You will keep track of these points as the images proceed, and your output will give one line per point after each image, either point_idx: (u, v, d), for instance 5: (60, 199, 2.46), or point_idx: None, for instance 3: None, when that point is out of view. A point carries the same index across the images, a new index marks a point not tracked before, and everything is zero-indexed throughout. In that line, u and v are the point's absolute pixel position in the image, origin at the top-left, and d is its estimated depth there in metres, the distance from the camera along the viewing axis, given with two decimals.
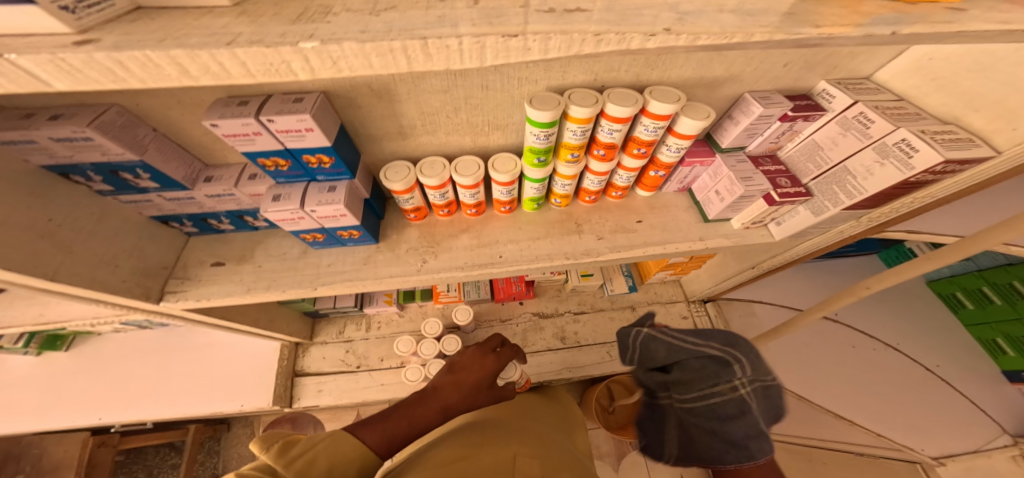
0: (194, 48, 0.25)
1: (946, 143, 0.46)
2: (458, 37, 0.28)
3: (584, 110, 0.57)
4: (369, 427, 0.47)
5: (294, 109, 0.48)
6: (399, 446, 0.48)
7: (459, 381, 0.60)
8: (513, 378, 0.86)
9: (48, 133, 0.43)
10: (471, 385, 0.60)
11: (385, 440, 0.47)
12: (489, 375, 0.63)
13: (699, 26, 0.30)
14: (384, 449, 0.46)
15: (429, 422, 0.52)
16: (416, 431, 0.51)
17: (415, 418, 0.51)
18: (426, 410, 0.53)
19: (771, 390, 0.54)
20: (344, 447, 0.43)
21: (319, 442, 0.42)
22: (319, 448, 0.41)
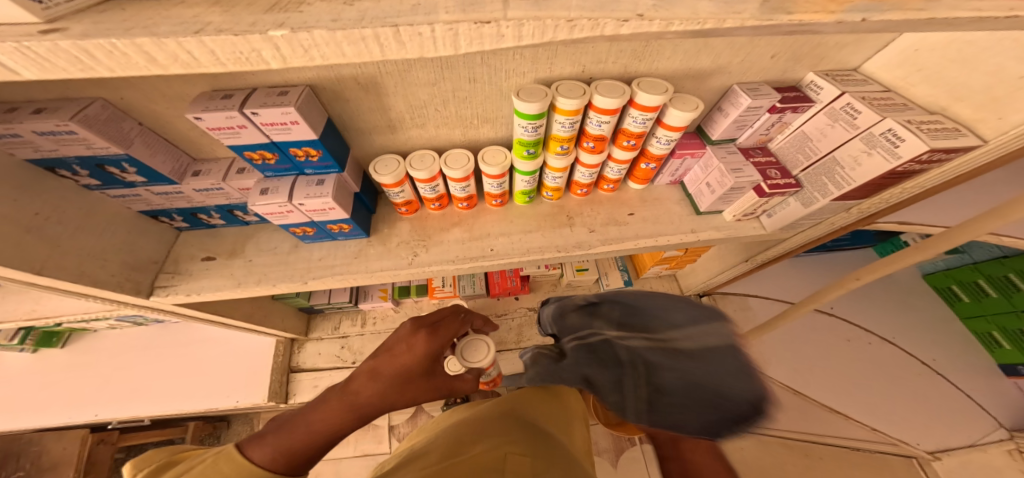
0: (161, 37, 0.25)
1: (932, 133, 0.46)
2: (431, 25, 0.28)
3: (572, 102, 0.57)
4: (260, 441, 0.36)
5: (278, 102, 0.48)
6: (299, 461, 0.37)
7: (384, 368, 0.47)
8: (480, 363, 0.57)
9: (31, 126, 0.43)
10: (399, 376, 0.46)
11: (278, 458, 0.36)
12: (423, 361, 0.48)
13: (673, 12, 0.30)
14: (281, 467, 0.35)
15: (338, 427, 0.41)
16: (321, 440, 0.39)
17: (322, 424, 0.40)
18: (333, 412, 0.41)
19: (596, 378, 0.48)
20: (224, 468, 0.34)
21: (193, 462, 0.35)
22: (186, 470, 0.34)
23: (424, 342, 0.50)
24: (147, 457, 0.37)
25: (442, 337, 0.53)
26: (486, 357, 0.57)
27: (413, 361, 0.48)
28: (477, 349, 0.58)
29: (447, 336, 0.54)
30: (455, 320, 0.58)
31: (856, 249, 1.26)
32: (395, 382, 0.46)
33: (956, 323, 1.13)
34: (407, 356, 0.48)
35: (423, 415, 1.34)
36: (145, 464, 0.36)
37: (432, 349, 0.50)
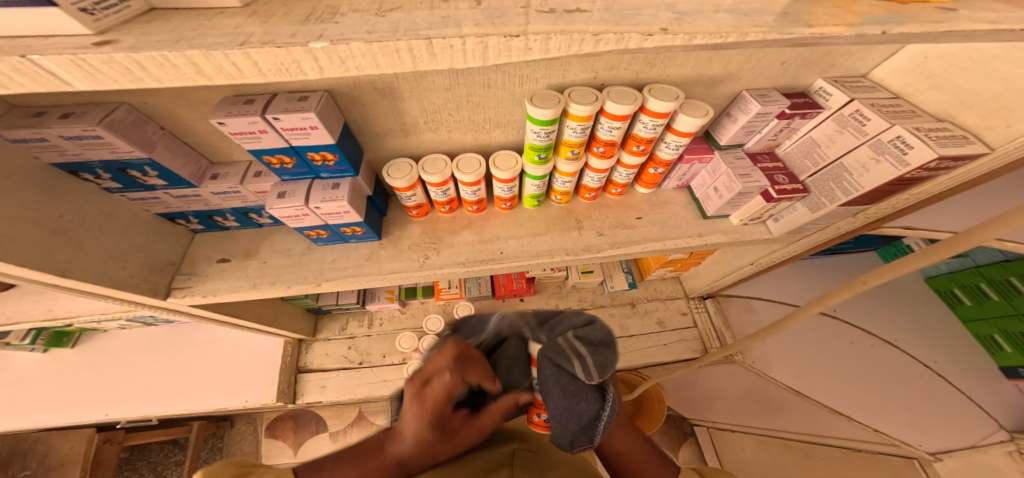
0: (209, 48, 0.26)
1: (941, 140, 0.47)
2: (462, 38, 0.29)
3: (585, 108, 0.58)
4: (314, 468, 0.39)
5: (300, 107, 0.49)
6: None
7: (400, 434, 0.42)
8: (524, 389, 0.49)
9: (58, 131, 0.44)
10: (417, 447, 0.40)
11: None
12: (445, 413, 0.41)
13: (695, 26, 0.31)
14: None
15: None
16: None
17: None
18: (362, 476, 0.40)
19: (579, 397, 0.46)
20: None
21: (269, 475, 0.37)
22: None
23: (421, 409, 0.41)
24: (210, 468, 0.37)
25: (443, 400, 0.41)
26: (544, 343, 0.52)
27: (424, 433, 0.40)
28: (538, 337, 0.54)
29: (444, 399, 0.41)
30: (454, 370, 0.43)
31: (859, 252, 1.27)
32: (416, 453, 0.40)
33: (958, 327, 1.14)
34: (416, 428, 0.40)
35: None
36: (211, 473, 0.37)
37: (435, 415, 0.41)
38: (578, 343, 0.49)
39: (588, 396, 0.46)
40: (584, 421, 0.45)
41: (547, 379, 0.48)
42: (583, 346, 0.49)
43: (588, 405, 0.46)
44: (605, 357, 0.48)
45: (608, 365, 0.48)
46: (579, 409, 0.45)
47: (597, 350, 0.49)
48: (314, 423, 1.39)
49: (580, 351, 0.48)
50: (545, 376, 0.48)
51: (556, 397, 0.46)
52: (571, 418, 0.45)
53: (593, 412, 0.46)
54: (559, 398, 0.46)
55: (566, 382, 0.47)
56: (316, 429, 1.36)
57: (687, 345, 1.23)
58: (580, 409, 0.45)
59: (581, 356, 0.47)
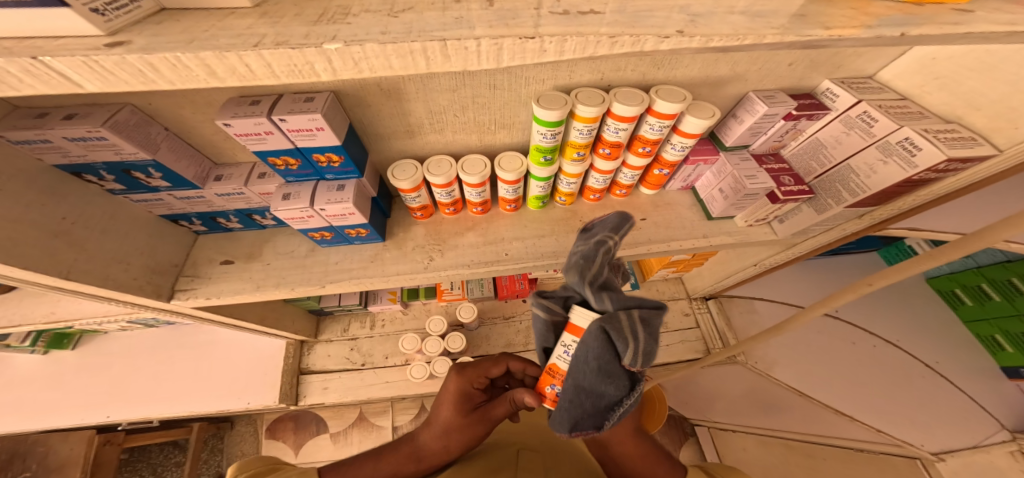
0: (223, 50, 0.25)
1: (950, 142, 0.47)
2: (477, 40, 0.29)
3: (591, 109, 0.57)
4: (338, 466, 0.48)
5: (306, 109, 0.48)
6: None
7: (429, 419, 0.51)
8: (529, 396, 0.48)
9: (62, 133, 0.44)
10: (442, 425, 0.49)
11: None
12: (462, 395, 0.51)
13: (711, 29, 0.31)
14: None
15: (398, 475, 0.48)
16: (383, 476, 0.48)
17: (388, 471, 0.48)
18: (392, 464, 0.49)
19: (608, 379, 0.39)
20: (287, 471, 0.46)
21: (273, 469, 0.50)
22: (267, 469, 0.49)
23: (454, 383, 0.51)
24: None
25: (471, 374, 0.52)
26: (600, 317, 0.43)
27: (450, 409, 0.50)
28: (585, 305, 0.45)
29: (475, 374, 0.52)
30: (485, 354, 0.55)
31: (861, 253, 1.27)
32: (441, 430, 0.49)
33: (959, 328, 1.15)
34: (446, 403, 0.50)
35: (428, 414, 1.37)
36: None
37: (464, 390, 0.51)
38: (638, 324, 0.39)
39: (620, 382, 0.40)
40: (602, 405, 0.40)
41: (589, 348, 0.39)
42: (643, 329, 0.39)
43: (615, 391, 0.40)
44: (656, 347, 0.40)
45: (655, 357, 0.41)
46: (601, 389, 0.39)
47: (654, 337, 0.39)
48: (315, 424, 1.39)
49: (639, 334, 0.38)
50: (588, 345, 0.39)
51: (586, 371, 0.39)
52: (589, 395, 0.40)
53: (612, 399, 0.40)
54: (591, 374, 0.39)
55: (607, 360, 0.39)
56: (317, 430, 1.35)
57: (689, 346, 1.24)
58: (603, 388, 0.39)
59: (637, 340, 0.38)
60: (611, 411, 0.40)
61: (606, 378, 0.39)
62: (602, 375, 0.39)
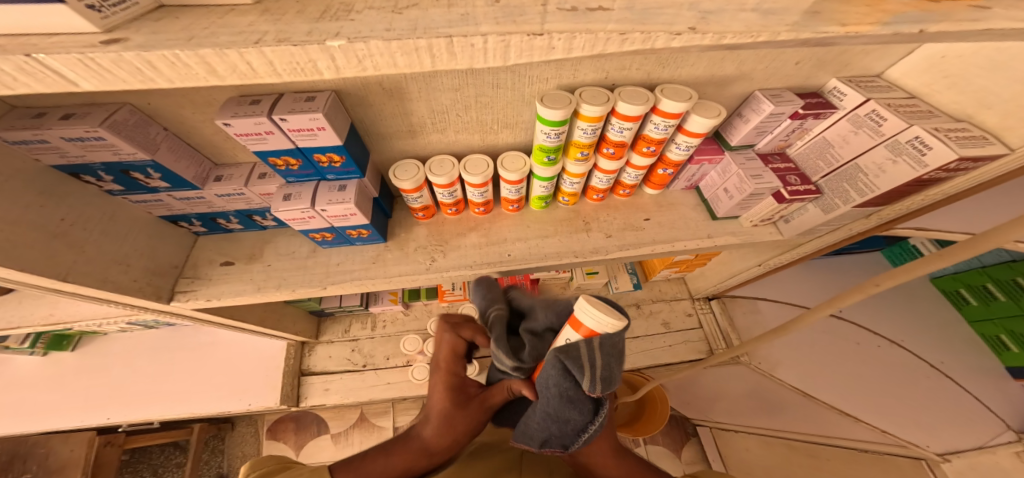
0: (223, 47, 0.25)
1: (961, 141, 0.46)
2: (483, 36, 0.28)
3: (596, 108, 0.57)
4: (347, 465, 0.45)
5: (306, 108, 0.48)
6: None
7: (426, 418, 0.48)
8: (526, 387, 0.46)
9: (59, 133, 0.43)
10: (442, 420, 0.46)
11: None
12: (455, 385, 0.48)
13: (724, 26, 0.30)
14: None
15: (410, 472, 0.46)
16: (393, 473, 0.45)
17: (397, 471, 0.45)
18: (401, 460, 0.46)
19: (572, 405, 0.40)
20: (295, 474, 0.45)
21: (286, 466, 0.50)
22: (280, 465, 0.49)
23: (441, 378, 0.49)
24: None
25: (452, 362, 0.50)
26: (619, 323, 0.37)
27: (443, 404, 0.47)
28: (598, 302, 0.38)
29: (455, 363, 0.50)
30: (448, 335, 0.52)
31: (865, 252, 1.27)
32: (441, 426, 0.46)
33: (964, 328, 1.14)
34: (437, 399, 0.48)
35: None
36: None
37: (452, 383, 0.48)
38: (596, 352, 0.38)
39: (584, 407, 0.41)
40: (568, 429, 0.42)
41: (549, 377, 0.40)
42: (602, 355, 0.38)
43: (579, 416, 0.41)
44: (617, 372, 0.40)
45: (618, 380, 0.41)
46: (566, 416, 0.41)
47: (614, 364, 0.39)
48: (315, 425, 1.38)
49: (597, 362, 0.38)
50: (548, 374, 0.40)
51: (550, 397, 0.41)
52: (556, 420, 0.42)
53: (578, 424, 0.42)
54: (555, 400, 0.41)
55: (567, 388, 0.40)
56: (318, 431, 1.35)
57: (692, 346, 1.23)
58: (568, 416, 0.41)
59: (594, 368, 0.38)
60: (579, 434, 0.42)
61: (570, 405, 0.40)
62: (565, 403, 0.40)
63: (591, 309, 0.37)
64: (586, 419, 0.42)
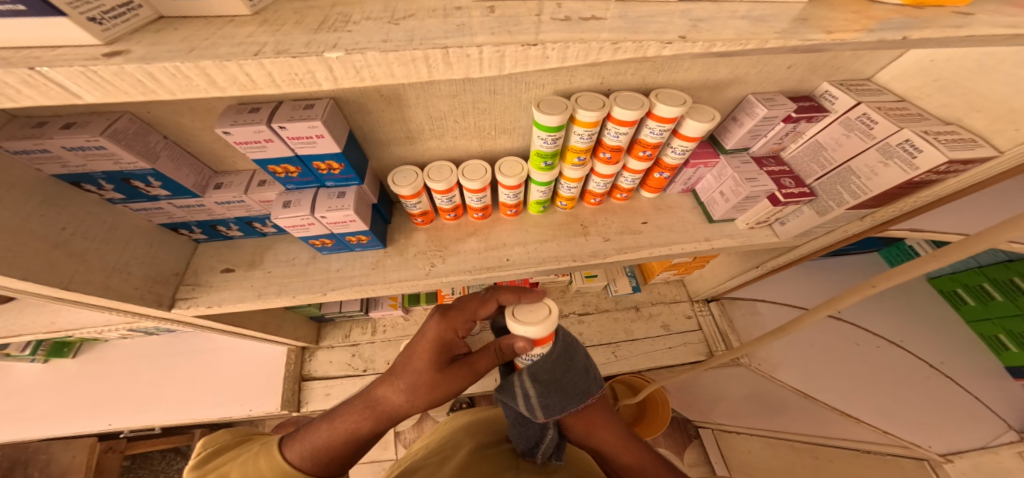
0: (223, 59, 0.25)
1: (949, 143, 0.47)
2: (478, 47, 0.28)
3: (591, 114, 0.58)
4: (294, 441, 0.47)
5: (305, 116, 0.48)
6: (325, 456, 0.46)
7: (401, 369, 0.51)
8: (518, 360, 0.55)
9: (61, 142, 0.44)
10: (415, 372, 0.49)
11: (308, 454, 0.45)
12: (443, 342, 0.50)
13: (714, 34, 0.31)
14: (307, 463, 0.45)
15: (359, 432, 0.48)
16: (344, 436, 0.47)
17: (352, 429, 0.48)
18: (352, 423, 0.48)
19: (526, 424, 0.55)
20: (259, 458, 0.45)
21: (244, 460, 0.45)
22: (234, 472, 0.43)
23: (433, 327, 0.51)
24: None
25: (457, 319, 0.51)
26: (543, 325, 0.47)
27: (426, 357, 0.50)
28: (523, 314, 0.49)
29: (460, 321, 0.51)
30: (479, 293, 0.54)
31: (862, 253, 1.27)
32: (412, 380, 0.49)
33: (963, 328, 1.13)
34: (422, 347, 0.50)
35: (431, 419, 1.36)
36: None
37: (443, 336, 0.51)
38: (523, 384, 0.53)
39: (534, 426, 0.55)
40: (528, 442, 0.55)
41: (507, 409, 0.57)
42: (531, 385, 0.53)
43: (533, 433, 0.55)
44: (552, 396, 0.53)
45: (554, 408, 0.53)
46: (529, 433, 0.55)
47: (547, 391, 0.53)
48: None
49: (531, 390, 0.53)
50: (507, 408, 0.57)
51: (513, 420, 0.56)
52: (522, 437, 0.56)
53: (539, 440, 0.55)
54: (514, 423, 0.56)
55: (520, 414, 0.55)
56: None
57: (691, 348, 1.23)
58: (526, 433, 0.55)
59: (530, 396, 0.53)
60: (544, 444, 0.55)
61: (524, 423, 0.55)
62: (522, 422, 0.55)
63: (517, 326, 0.48)
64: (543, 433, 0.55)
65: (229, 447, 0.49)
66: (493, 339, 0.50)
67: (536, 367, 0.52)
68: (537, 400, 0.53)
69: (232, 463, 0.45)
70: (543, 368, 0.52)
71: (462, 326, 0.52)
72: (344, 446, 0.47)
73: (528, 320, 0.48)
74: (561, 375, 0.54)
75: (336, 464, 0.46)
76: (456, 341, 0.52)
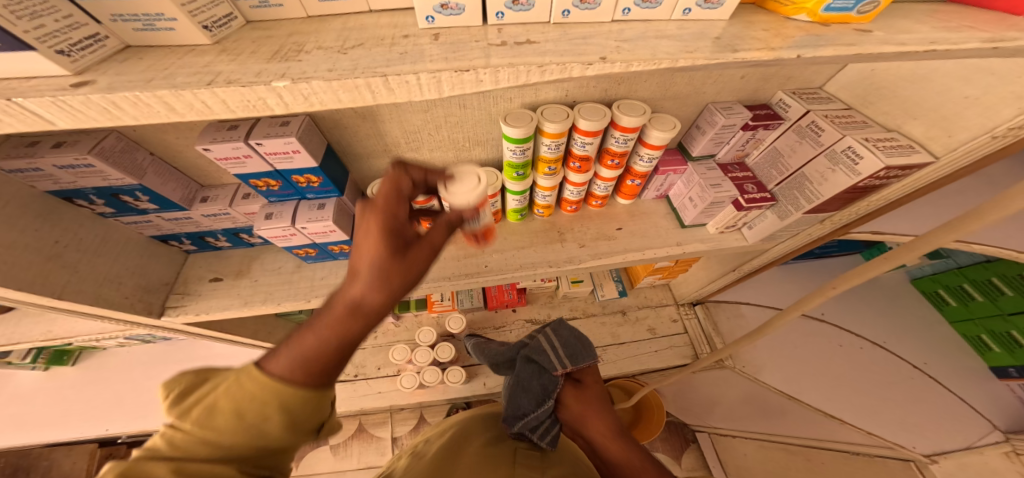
0: (179, 88, 0.28)
1: (887, 150, 0.49)
2: (416, 74, 0.31)
3: (556, 126, 0.60)
4: (266, 365, 0.32)
5: (281, 133, 0.52)
6: (309, 373, 0.31)
7: (354, 272, 0.33)
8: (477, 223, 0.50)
9: (52, 161, 0.47)
10: (368, 263, 0.33)
11: (290, 377, 0.31)
12: (391, 222, 0.36)
13: (632, 55, 0.34)
14: (292, 385, 0.31)
15: (341, 343, 0.32)
16: (319, 354, 0.31)
17: (327, 348, 0.32)
18: (319, 337, 0.31)
19: (531, 385, 0.68)
20: (250, 382, 0.31)
21: (229, 381, 0.31)
22: (225, 400, 0.30)
23: (375, 216, 0.35)
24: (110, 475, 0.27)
25: (388, 197, 0.37)
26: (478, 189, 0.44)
27: (376, 247, 0.34)
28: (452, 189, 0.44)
29: (392, 199, 0.37)
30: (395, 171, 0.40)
31: (845, 255, 1.28)
32: (378, 278, 0.32)
33: (946, 327, 1.13)
34: (368, 241, 0.34)
35: (426, 425, 1.37)
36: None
37: (393, 221, 0.36)
38: (552, 338, 0.75)
39: (540, 383, 0.69)
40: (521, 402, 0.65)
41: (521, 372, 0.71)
42: (555, 341, 0.75)
43: (528, 400, 0.65)
44: (571, 354, 0.73)
45: (573, 361, 0.72)
46: (523, 402, 0.64)
47: (566, 349, 0.73)
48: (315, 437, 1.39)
49: (555, 346, 0.74)
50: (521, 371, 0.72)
51: (523, 379, 0.70)
52: (521, 396, 0.66)
53: (534, 404, 0.64)
54: (523, 383, 0.70)
55: (536, 369, 0.71)
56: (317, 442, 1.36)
57: (678, 352, 1.24)
58: (528, 389, 0.68)
59: (554, 349, 0.73)
60: (535, 412, 0.63)
61: (532, 380, 0.69)
62: (528, 383, 0.69)
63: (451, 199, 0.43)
64: (543, 396, 0.67)
65: (201, 380, 0.33)
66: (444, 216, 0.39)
67: (557, 325, 0.79)
68: (555, 353, 0.72)
69: (215, 392, 0.31)
70: (563, 330, 0.78)
71: (400, 203, 0.37)
72: (330, 365, 0.32)
73: (461, 193, 0.44)
74: (576, 341, 0.76)
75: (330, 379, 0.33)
76: (408, 221, 0.37)
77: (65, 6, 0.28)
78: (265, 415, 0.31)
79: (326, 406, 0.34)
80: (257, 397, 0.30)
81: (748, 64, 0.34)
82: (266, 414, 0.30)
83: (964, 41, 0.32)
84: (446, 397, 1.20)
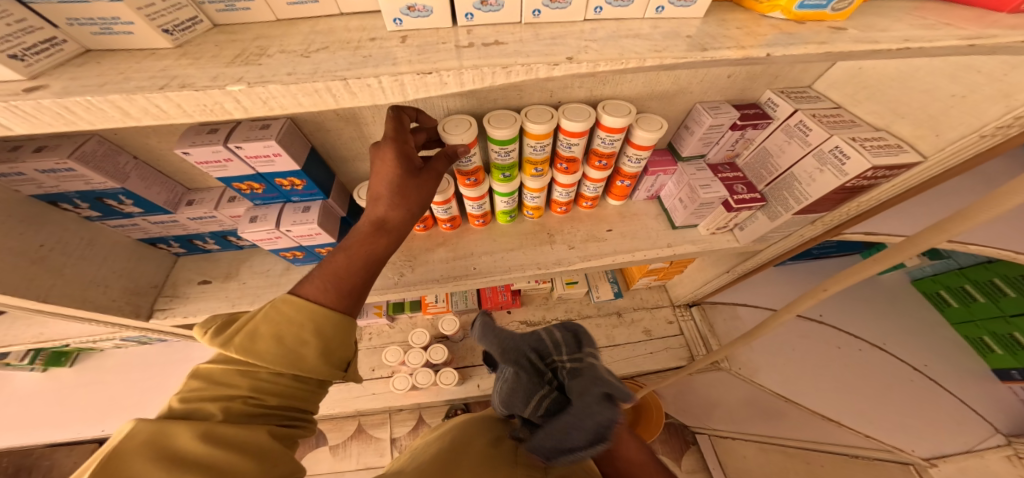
0: (131, 93, 0.28)
1: (874, 150, 0.48)
2: (377, 77, 0.31)
3: (540, 126, 0.59)
4: (307, 283, 0.42)
5: (260, 136, 0.51)
6: (351, 278, 0.43)
7: (377, 196, 0.45)
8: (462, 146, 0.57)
9: (33, 165, 0.47)
10: (393, 190, 0.45)
11: (331, 288, 0.41)
12: (404, 157, 0.45)
13: (599, 55, 0.33)
14: (336, 293, 0.41)
15: (376, 250, 0.45)
16: (361, 259, 0.44)
17: (361, 254, 0.44)
18: (361, 245, 0.44)
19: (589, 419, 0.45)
20: (288, 308, 0.39)
21: (264, 313, 0.39)
22: (264, 327, 0.38)
23: (390, 148, 0.44)
24: (139, 442, 0.29)
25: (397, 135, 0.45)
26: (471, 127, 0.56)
27: (397, 177, 0.45)
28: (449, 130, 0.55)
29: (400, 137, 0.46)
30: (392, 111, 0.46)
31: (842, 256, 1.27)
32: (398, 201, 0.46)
33: (947, 328, 1.11)
34: (387, 171, 0.45)
35: (425, 426, 1.37)
36: (107, 473, 0.28)
37: (405, 152, 0.45)
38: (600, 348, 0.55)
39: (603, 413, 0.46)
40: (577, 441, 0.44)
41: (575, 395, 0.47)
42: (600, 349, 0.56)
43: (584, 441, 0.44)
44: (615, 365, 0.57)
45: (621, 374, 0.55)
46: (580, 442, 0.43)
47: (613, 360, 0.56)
48: (314, 437, 1.39)
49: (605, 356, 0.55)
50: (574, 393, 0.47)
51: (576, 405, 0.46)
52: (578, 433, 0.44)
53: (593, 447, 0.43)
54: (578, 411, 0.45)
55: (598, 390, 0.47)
56: (314, 443, 1.36)
57: (674, 353, 1.23)
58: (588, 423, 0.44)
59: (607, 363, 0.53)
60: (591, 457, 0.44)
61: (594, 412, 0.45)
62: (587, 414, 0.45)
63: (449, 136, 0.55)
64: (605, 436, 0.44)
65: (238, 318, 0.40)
66: (444, 151, 0.52)
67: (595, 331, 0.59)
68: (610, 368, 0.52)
69: (255, 321, 0.38)
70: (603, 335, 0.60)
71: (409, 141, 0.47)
72: (361, 273, 0.43)
73: (457, 133, 0.56)
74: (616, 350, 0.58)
75: (359, 293, 0.43)
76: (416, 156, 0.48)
77: (17, 10, 0.27)
78: (302, 338, 0.39)
79: (355, 333, 0.43)
80: (294, 319, 0.38)
81: (723, 63, 0.34)
82: (303, 332, 0.39)
83: (939, 38, 0.32)
84: (441, 398, 1.20)
